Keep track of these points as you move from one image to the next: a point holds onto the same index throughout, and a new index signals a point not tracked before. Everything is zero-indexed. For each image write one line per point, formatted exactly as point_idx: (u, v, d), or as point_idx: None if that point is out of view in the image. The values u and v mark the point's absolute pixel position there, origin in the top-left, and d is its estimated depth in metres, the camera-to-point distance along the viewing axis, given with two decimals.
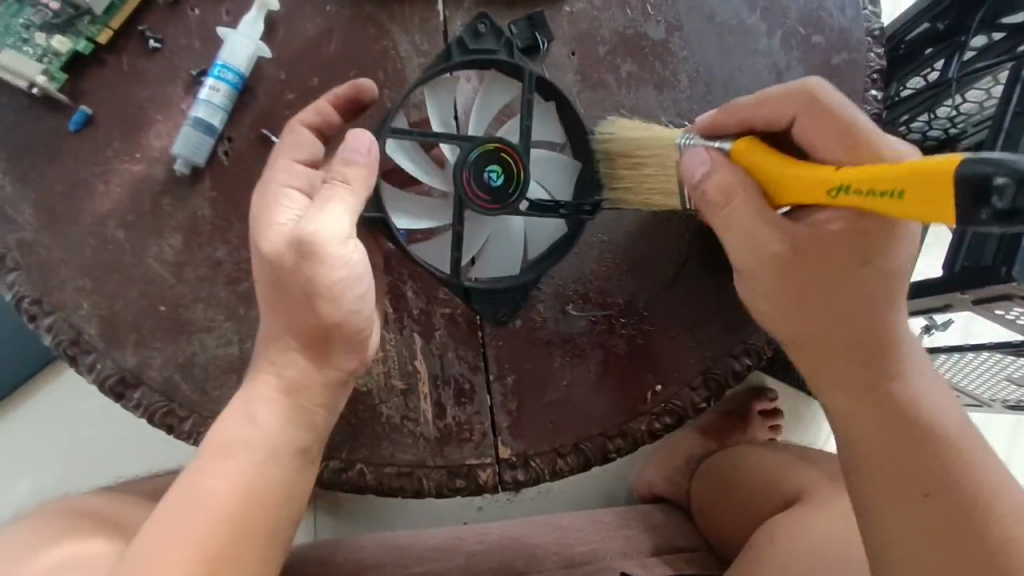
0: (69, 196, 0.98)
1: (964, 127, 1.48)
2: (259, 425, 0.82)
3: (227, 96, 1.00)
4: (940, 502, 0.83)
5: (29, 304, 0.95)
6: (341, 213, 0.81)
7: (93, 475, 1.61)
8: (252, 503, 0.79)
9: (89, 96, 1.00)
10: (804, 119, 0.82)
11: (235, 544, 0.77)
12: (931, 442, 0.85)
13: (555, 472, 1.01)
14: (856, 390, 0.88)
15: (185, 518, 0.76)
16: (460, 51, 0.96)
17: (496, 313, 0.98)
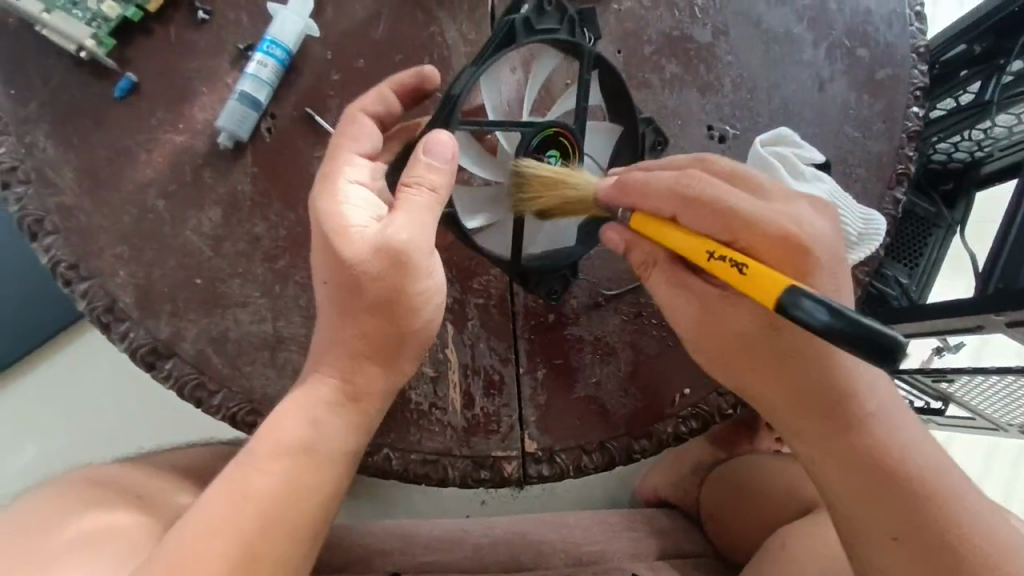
0: (112, 163, 0.98)
1: (991, 151, 1.46)
2: (318, 428, 0.83)
3: (274, 72, 1.00)
4: (911, 544, 0.83)
5: (66, 269, 0.95)
6: (428, 221, 0.82)
7: (103, 446, 1.60)
8: (299, 507, 0.80)
9: (136, 64, 1.00)
10: (683, 215, 0.80)
11: (265, 542, 0.77)
12: (897, 480, 0.84)
13: (580, 469, 1.01)
14: (811, 435, 0.89)
15: (225, 507, 0.77)
16: (526, 33, 0.89)
17: (552, 292, 1.01)
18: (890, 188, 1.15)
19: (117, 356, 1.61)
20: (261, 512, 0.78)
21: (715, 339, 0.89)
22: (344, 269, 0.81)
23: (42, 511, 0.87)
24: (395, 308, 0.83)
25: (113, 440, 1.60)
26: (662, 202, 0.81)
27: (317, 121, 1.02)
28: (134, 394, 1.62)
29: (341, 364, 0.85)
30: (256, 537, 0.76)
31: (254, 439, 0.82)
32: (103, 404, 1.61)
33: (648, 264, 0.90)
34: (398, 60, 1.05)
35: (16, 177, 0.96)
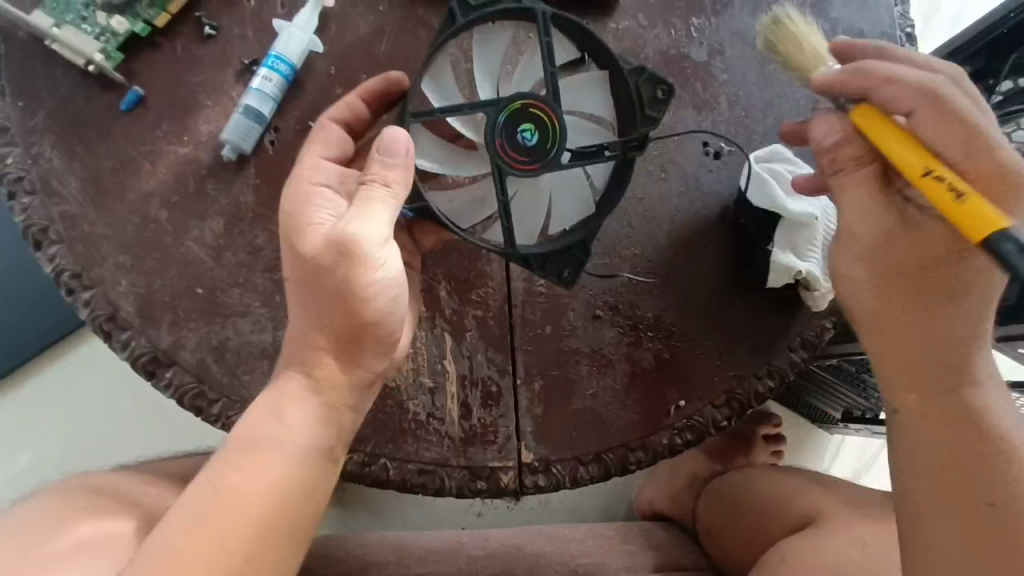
0: (117, 174, 0.99)
1: None
2: (285, 420, 0.82)
3: (278, 86, 1.02)
4: (999, 519, 0.80)
5: (69, 277, 0.96)
6: (380, 217, 0.83)
7: (102, 455, 1.60)
8: (277, 504, 0.79)
9: (142, 77, 1.02)
10: (925, 111, 0.75)
11: (252, 539, 0.76)
12: (991, 452, 0.82)
13: (576, 480, 1.02)
14: (930, 390, 0.86)
15: (208, 506, 0.77)
16: (462, 12, 0.89)
17: (559, 276, 0.97)
18: None
19: (116, 365, 1.62)
20: (239, 508, 0.77)
21: (882, 262, 0.85)
22: (305, 265, 0.83)
23: (41, 518, 0.88)
24: (354, 295, 0.82)
25: (112, 449, 1.60)
26: (905, 100, 0.76)
27: None
28: (134, 404, 1.62)
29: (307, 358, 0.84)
30: (241, 532, 0.76)
31: (229, 441, 0.81)
32: (100, 413, 1.61)
33: (864, 161, 0.82)
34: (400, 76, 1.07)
35: (22, 187, 0.97)
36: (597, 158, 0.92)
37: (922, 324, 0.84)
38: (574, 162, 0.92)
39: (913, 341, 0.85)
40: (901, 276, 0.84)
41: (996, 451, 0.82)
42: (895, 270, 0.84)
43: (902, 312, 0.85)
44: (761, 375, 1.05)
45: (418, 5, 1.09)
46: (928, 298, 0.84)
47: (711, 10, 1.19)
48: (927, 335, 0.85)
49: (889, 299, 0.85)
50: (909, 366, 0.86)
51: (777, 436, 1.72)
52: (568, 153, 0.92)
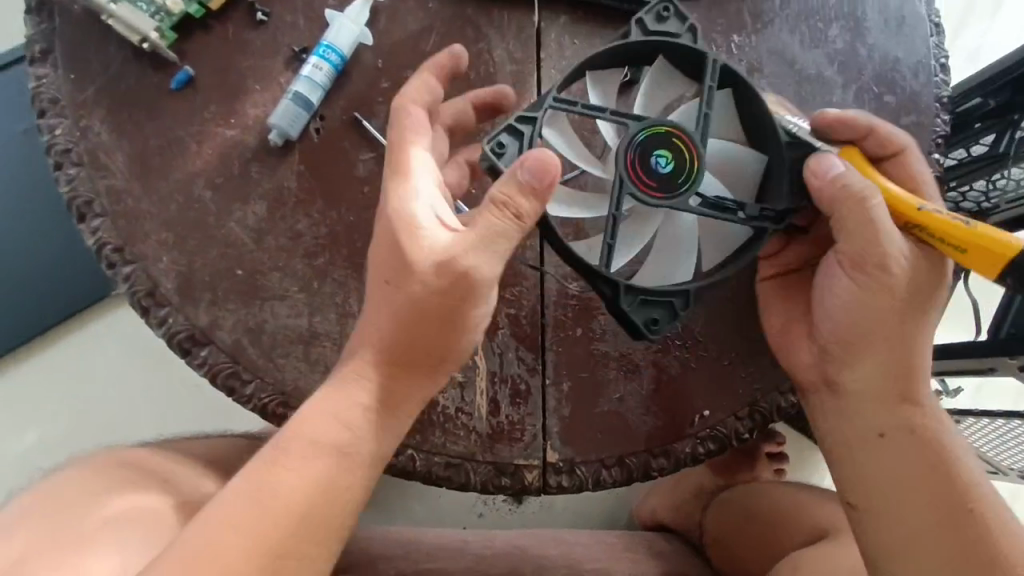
0: (164, 151, 1.00)
1: (997, 202, 1.50)
2: (338, 420, 0.82)
3: (328, 75, 1.03)
4: (955, 535, 0.87)
5: (110, 251, 0.97)
6: (499, 248, 0.82)
7: (112, 436, 1.60)
8: (322, 508, 0.79)
9: (194, 58, 1.03)
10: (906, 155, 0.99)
11: (294, 541, 0.77)
12: (944, 470, 0.90)
13: (598, 482, 1.02)
14: (883, 410, 0.93)
15: (255, 504, 0.77)
16: (640, 31, 0.92)
17: (645, 322, 0.91)
18: None
19: (128, 346, 1.62)
20: (287, 506, 0.77)
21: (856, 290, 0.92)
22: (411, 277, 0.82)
23: (73, 490, 0.88)
24: (453, 313, 0.83)
25: (122, 431, 1.60)
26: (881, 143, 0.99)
27: (364, 125, 1.05)
28: (143, 386, 1.62)
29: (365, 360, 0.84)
30: (290, 530, 0.77)
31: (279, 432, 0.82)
32: (113, 390, 1.61)
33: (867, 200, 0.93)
34: (446, 73, 1.09)
35: (69, 158, 0.98)
36: (727, 214, 0.91)
37: (875, 357, 0.93)
38: (702, 210, 0.90)
39: (867, 379, 0.94)
40: (857, 320, 0.93)
41: (959, 466, 0.90)
42: (854, 317, 0.93)
43: (854, 351, 0.94)
44: (784, 389, 1.06)
45: (467, 5, 1.11)
46: (890, 326, 0.92)
47: (752, 28, 1.21)
48: (877, 352, 0.93)
49: (841, 339, 0.95)
50: (860, 397, 0.95)
51: (778, 453, 1.71)
52: (696, 200, 0.90)
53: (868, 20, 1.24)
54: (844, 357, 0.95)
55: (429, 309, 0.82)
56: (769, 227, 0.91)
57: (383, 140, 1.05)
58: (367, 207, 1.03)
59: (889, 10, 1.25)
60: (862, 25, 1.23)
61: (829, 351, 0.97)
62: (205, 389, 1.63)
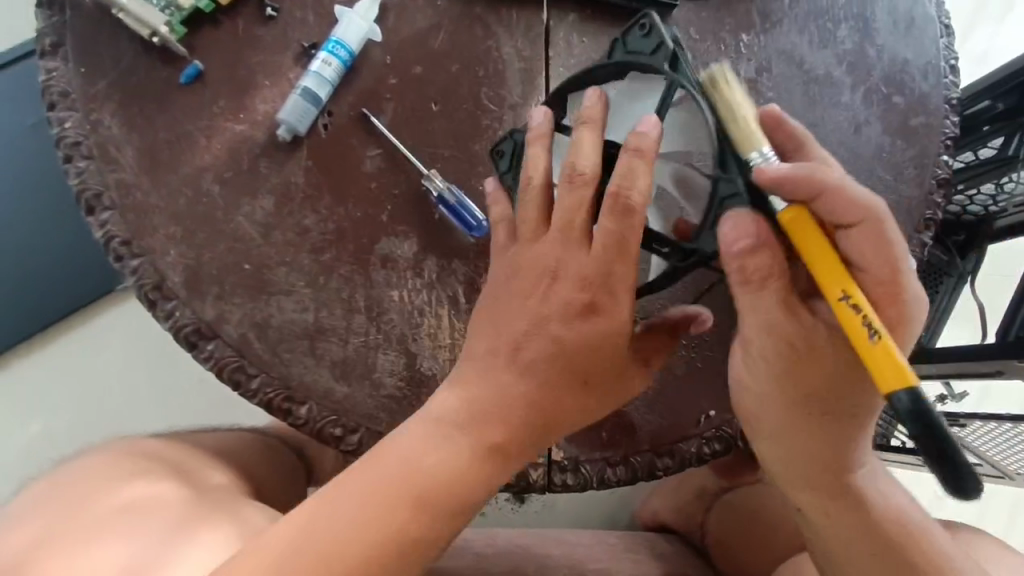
0: (173, 145, 1.00)
1: (1005, 206, 1.48)
2: (431, 460, 0.82)
3: (337, 71, 1.04)
4: None
5: (119, 244, 0.97)
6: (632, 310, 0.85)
7: (119, 427, 1.61)
8: (421, 507, 0.81)
9: (204, 53, 1.03)
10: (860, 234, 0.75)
11: (392, 533, 0.79)
12: (886, 528, 0.94)
13: (603, 481, 1.02)
14: (818, 485, 0.95)
15: (361, 500, 0.79)
16: (618, 51, 0.89)
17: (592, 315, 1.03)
18: (917, 232, 1.18)
19: (132, 339, 1.62)
20: (387, 503, 0.79)
21: (786, 379, 0.88)
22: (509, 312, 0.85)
23: (81, 480, 0.88)
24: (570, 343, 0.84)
25: (128, 422, 1.62)
26: (847, 211, 0.74)
27: (372, 122, 1.05)
28: (148, 379, 1.62)
29: (458, 403, 0.85)
30: (388, 525, 0.79)
31: (368, 455, 0.83)
32: (117, 385, 1.62)
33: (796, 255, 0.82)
34: (454, 70, 1.09)
35: (79, 151, 0.98)
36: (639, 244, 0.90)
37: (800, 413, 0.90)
38: None
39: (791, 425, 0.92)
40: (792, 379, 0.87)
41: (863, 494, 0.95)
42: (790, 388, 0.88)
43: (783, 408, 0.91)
44: None
45: (476, 3, 1.11)
46: (816, 413, 0.89)
47: (761, 28, 1.21)
48: (808, 430, 0.91)
49: (773, 422, 0.93)
50: (800, 474, 0.96)
51: None
52: None
53: (878, 21, 1.23)
54: (780, 441, 0.95)
55: (554, 349, 0.84)
56: (676, 261, 0.89)
57: (391, 137, 1.05)
58: (374, 203, 1.03)
59: (899, 11, 1.24)
60: (871, 26, 1.23)
61: (765, 434, 0.95)
62: (208, 385, 1.64)
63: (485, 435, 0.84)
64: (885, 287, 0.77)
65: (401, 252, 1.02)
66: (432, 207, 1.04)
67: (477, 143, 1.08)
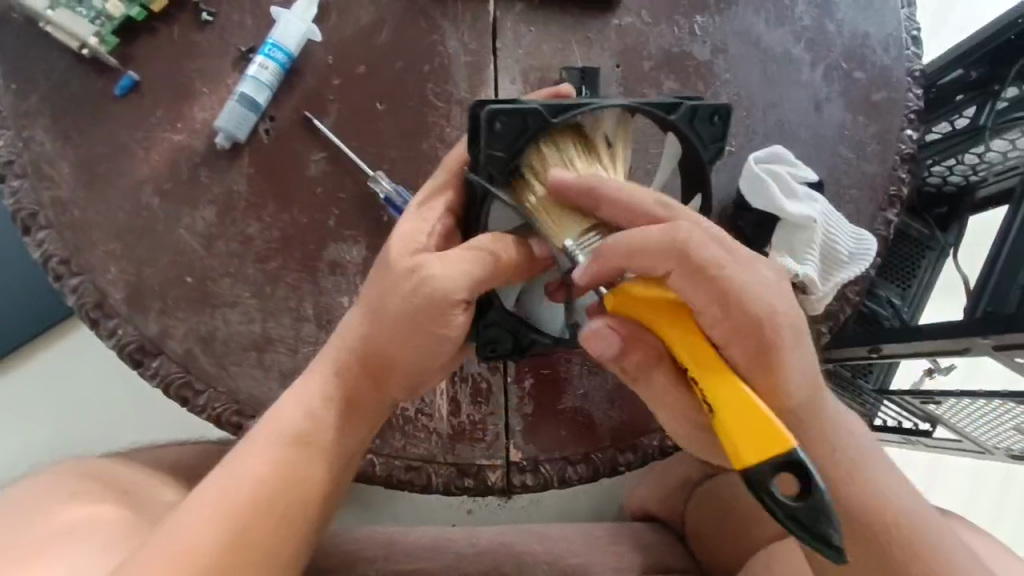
0: (110, 159, 0.98)
1: (985, 175, 1.43)
2: (316, 421, 0.81)
3: (274, 75, 1.01)
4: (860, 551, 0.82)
5: (57, 263, 0.95)
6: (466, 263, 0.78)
7: (71, 448, 1.55)
8: (293, 503, 0.78)
9: (138, 63, 1.01)
10: (678, 278, 0.71)
11: (262, 535, 0.76)
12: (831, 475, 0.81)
13: (563, 480, 1.01)
14: None
15: (227, 502, 0.75)
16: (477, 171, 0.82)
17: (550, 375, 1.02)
18: (882, 210, 1.14)
19: (74, 356, 1.57)
20: (255, 502, 0.76)
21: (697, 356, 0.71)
22: (389, 280, 0.80)
23: (30, 501, 0.87)
24: (428, 326, 0.79)
25: (79, 442, 1.55)
26: (661, 259, 0.71)
27: (315, 125, 1.03)
28: (94, 394, 1.57)
29: (342, 360, 0.83)
30: (252, 527, 0.76)
31: (258, 429, 0.81)
32: (70, 404, 1.56)
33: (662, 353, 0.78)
34: (398, 68, 1.06)
35: (12, 170, 0.97)
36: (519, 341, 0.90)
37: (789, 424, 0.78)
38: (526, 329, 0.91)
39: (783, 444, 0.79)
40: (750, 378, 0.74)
41: (876, 522, 0.81)
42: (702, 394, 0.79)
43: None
44: None
45: None
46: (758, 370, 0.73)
47: (715, 7, 1.15)
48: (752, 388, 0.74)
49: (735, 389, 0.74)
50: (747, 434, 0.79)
51: None
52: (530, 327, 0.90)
53: None
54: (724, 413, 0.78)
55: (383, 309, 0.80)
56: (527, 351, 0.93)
57: (335, 139, 1.02)
58: (319, 209, 1.01)
59: None
60: None
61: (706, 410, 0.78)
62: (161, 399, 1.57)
63: (371, 391, 0.84)
64: (743, 334, 0.72)
65: (350, 257, 1.00)
66: (380, 209, 1.01)
67: (425, 141, 1.05)
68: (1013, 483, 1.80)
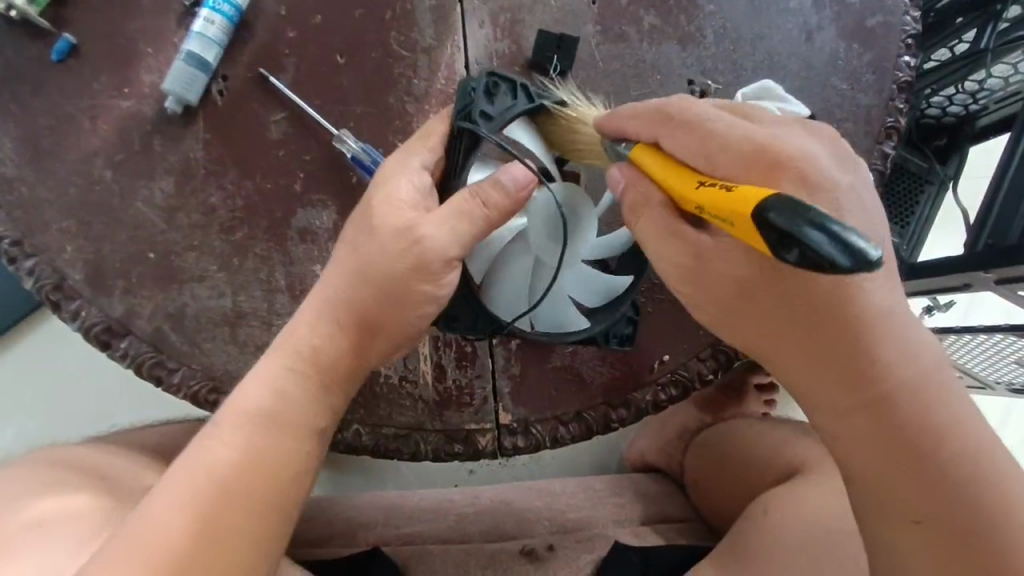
0: (54, 131, 0.92)
1: (986, 103, 1.36)
2: (290, 400, 0.77)
3: (222, 30, 0.94)
4: (934, 528, 0.71)
5: (10, 245, 0.90)
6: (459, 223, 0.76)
7: (33, 436, 1.52)
8: (257, 481, 0.72)
9: (74, 24, 0.93)
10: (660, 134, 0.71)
11: (225, 519, 0.69)
12: (911, 440, 0.71)
13: (556, 439, 0.98)
14: (827, 391, 0.72)
15: (193, 484, 0.70)
16: (485, 120, 0.82)
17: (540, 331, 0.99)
18: (878, 143, 1.08)
19: (42, 343, 1.54)
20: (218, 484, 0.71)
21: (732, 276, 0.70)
22: (373, 253, 0.78)
23: (7, 493, 0.85)
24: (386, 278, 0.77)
25: (44, 429, 1.52)
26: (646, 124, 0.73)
27: (271, 82, 0.96)
28: (59, 385, 1.53)
29: (320, 329, 0.79)
30: (218, 513, 0.69)
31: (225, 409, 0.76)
32: (47, 389, 1.53)
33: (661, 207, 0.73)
34: (357, 16, 0.98)
35: None
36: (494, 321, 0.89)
37: (824, 357, 0.70)
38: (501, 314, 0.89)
39: (821, 383, 0.72)
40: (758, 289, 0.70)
41: (960, 487, 0.70)
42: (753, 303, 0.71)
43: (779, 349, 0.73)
44: None
45: None
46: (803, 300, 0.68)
47: None
48: (800, 315, 0.69)
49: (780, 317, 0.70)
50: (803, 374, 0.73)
51: (770, 385, 1.60)
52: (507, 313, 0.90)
53: None
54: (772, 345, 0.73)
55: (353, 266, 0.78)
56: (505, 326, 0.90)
57: (293, 96, 0.96)
58: (283, 173, 0.95)
59: None
60: None
61: (755, 340, 0.74)
62: (134, 376, 1.54)
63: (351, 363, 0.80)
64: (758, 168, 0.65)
65: (320, 224, 0.95)
66: (348, 170, 0.96)
67: (391, 95, 0.98)
68: (1013, 414, 1.79)
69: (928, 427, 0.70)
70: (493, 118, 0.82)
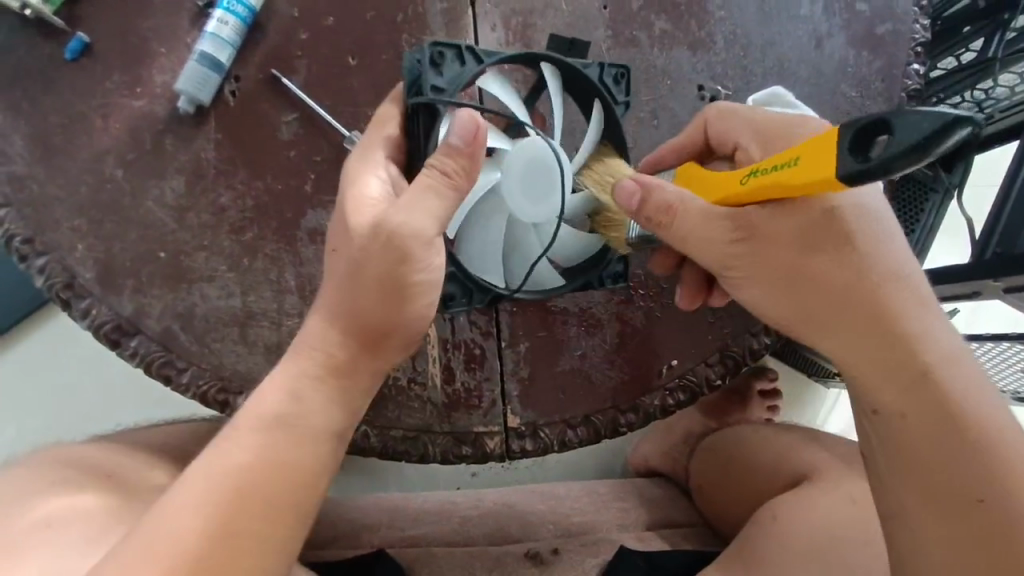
0: (65, 130, 0.92)
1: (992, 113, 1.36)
2: (302, 403, 0.76)
3: (235, 30, 0.94)
4: (986, 513, 0.71)
5: (20, 243, 0.90)
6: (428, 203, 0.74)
7: (36, 435, 1.51)
8: (269, 483, 0.72)
9: (87, 24, 0.93)
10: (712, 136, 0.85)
11: (237, 521, 0.69)
12: (952, 417, 0.73)
13: (564, 443, 0.98)
14: (871, 362, 0.75)
15: (206, 488, 0.69)
16: (439, 92, 0.81)
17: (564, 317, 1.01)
18: None
19: (47, 341, 1.54)
20: (230, 487, 0.70)
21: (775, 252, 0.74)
22: (359, 243, 0.75)
23: (13, 491, 0.85)
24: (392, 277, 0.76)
25: (46, 428, 1.52)
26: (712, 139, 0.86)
27: (283, 83, 0.96)
28: (63, 384, 1.53)
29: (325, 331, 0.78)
30: (233, 514, 0.69)
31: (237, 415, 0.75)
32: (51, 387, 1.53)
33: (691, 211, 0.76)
34: (369, 18, 0.99)
35: None
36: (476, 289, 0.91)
37: (867, 325, 0.74)
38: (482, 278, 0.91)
39: (862, 355, 0.76)
40: (808, 262, 0.73)
41: (1000, 467, 0.71)
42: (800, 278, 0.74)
43: (832, 317, 0.75)
44: (756, 330, 1.01)
45: None
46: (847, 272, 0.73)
47: None
48: (844, 286, 0.73)
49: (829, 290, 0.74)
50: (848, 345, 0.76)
51: (773, 391, 1.61)
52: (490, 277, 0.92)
53: None
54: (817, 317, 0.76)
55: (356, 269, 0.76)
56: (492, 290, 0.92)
57: (305, 98, 0.96)
58: (294, 174, 0.95)
59: None
60: None
61: (799, 312, 0.77)
62: (138, 375, 1.54)
63: (362, 364, 0.79)
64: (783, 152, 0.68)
65: None
66: None
67: None
68: (1015, 423, 1.79)
69: (966, 401, 0.73)
70: (447, 87, 0.81)
